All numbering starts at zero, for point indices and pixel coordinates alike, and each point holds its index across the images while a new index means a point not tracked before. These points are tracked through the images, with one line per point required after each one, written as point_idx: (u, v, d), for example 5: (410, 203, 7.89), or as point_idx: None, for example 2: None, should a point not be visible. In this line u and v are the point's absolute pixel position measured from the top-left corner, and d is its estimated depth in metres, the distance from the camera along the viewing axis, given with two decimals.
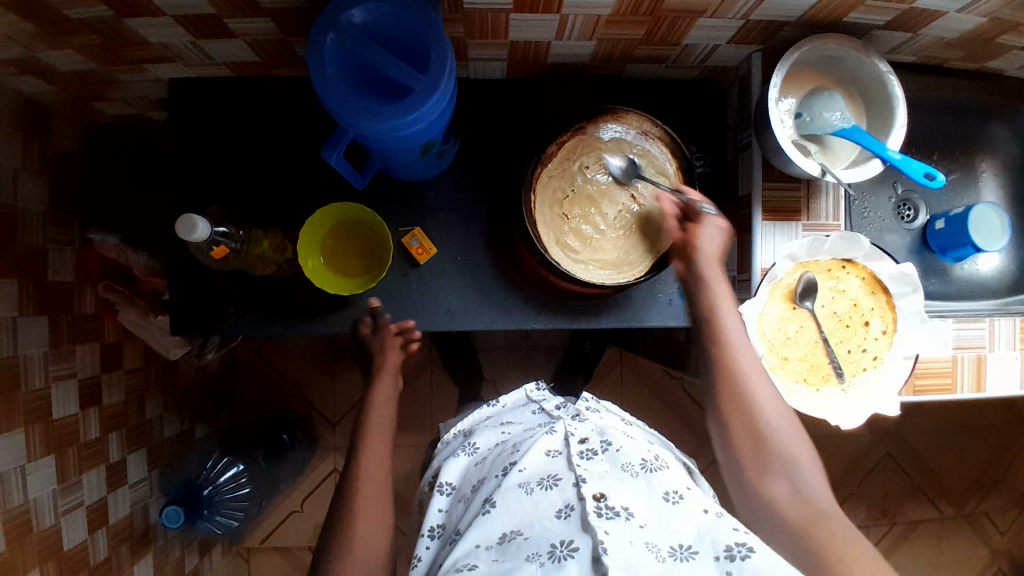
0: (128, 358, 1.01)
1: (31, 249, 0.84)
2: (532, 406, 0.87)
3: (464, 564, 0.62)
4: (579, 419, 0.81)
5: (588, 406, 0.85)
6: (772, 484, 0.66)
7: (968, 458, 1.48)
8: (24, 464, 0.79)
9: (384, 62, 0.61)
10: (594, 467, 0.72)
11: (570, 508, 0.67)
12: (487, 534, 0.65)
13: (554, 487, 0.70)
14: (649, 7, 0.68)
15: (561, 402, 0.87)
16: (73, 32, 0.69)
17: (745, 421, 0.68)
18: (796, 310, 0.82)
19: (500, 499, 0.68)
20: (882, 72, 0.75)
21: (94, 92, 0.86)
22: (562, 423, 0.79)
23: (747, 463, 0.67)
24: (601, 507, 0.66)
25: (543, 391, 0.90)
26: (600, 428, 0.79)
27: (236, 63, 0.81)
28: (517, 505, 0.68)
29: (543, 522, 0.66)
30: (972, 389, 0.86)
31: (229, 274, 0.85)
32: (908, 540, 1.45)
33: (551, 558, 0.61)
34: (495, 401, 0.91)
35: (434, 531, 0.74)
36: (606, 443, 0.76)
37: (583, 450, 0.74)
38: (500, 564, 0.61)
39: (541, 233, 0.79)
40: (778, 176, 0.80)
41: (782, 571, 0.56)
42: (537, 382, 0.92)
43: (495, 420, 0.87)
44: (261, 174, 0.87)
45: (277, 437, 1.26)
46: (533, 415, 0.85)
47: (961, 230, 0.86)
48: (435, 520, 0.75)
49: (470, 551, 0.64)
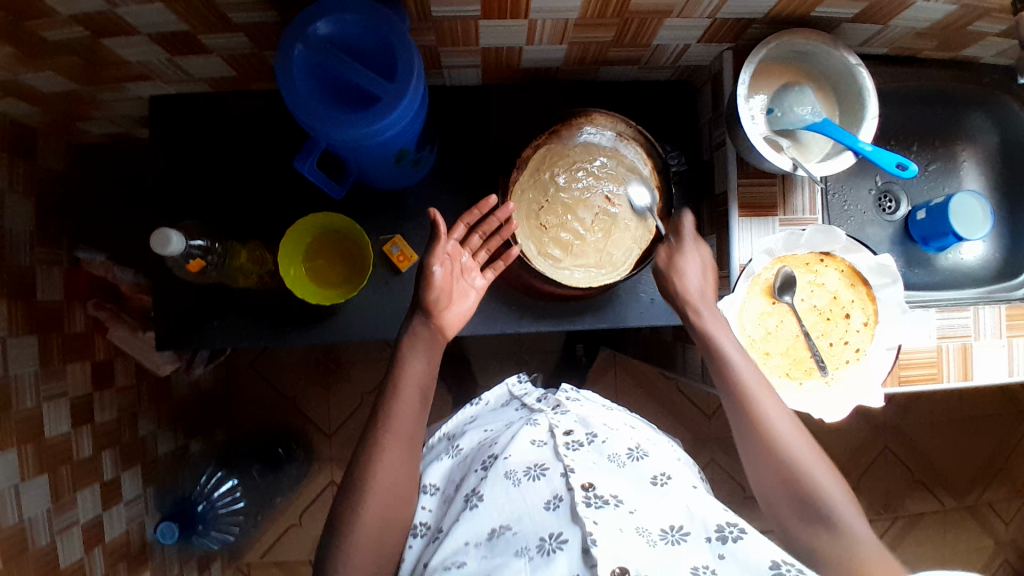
0: (120, 375, 1.02)
1: (20, 269, 0.85)
2: (513, 402, 0.89)
3: (452, 562, 0.63)
4: (560, 410, 0.81)
5: (568, 396, 0.85)
6: (812, 531, 0.62)
7: (968, 449, 1.47)
8: (17, 484, 0.79)
9: (351, 72, 0.62)
10: (581, 457, 0.72)
11: (558, 499, 0.67)
12: (476, 531, 0.65)
13: (542, 477, 0.70)
14: (616, 9, 0.69)
15: (541, 394, 0.88)
16: (52, 53, 0.70)
17: (772, 469, 0.65)
18: (776, 304, 0.82)
19: (486, 492, 0.69)
20: (852, 65, 0.75)
21: (78, 112, 0.87)
22: (544, 415, 0.79)
23: (785, 512, 0.64)
24: (590, 496, 0.65)
25: (523, 385, 0.92)
26: (582, 419, 0.79)
27: (215, 79, 0.83)
28: (504, 497, 0.68)
29: (532, 514, 0.66)
30: (958, 379, 0.85)
31: (214, 287, 0.85)
32: (912, 535, 1.44)
33: (540, 552, 0.61)
34: (478, 400, 0.93)
35: (420, 529, 0.73)
36: (591, 435, 0.76)
37: (568, 441, 0.74)
38: (490, 559, 0.62)
39: (523, 246, 0.80)
40: (752, 171, 0.81)
41: (771, 555, 0.58)
42: (519, 377, 0.94)
43: (479, 420, 0.87)
44: (243, 188, 0.88)
45: (272, 451, 1.28)
46: (515, 411, 0.85)
47: (942, 219, 0.86)
48: (422, 518, 0.74)
49: (459, 549, 0.64)
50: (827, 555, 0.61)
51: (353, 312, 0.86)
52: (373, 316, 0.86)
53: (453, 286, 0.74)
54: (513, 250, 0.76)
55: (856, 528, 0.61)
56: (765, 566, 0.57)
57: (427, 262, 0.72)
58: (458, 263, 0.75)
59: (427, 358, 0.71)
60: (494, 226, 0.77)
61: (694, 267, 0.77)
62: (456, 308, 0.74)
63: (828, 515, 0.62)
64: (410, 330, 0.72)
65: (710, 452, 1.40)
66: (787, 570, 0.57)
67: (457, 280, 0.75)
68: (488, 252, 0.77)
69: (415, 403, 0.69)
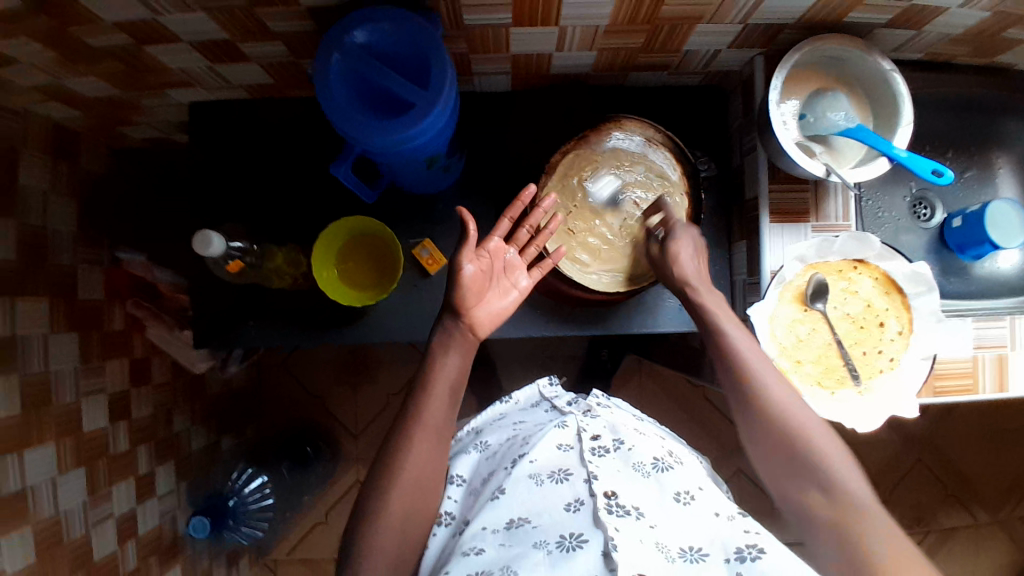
0: (155, 372, 1.04)
1: (63, 268, 0.88)
2: (544, 403, 0.88)
3: (470, 548, 0.63)
4: (590, 415, 0.81)
5: (599, 403, 0.85)
6: (805, 493, 0.63)
7: (1003, 463, 1.43)
8: (55, 476, 0.81)
9: (387, 80, 0.63)
10: (605, 464, 0.72)
11: (579, 503, 0.67)
12: (496, 518, 0.66)
13: (565, 481, 0.70)
14: (646, 15, 0.70)
15: (572, 398, 0.88)
16: (97, 59, 0.73)
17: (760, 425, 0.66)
18: (808, 311, 0.81)
19: (509, 487, 0.69)
20: (886, 71, 0.74)
21: (120, 117, 0.90)
22: (574, 417, 0.79)
23: (778, 478, 0.65)
24: (611, 504, 0.66)
25: (555, 387, 0.91)
26: (611, 426, 0.79)
27: (252, 86, 0.85)
28: (527, 495, 0.68)
29: (551, 513, 0.66)
30: (994, 391, 0.83)
31: (248, 288, 0.87)
32: (945, 551, 1.41)
33: (559, 548, 0.62)
34: (508, 398, 0.93)
35: (445, 518, 0.73)
36: (618, 442, 0.76)
37: (594, 447, 0.74)
38: (507, 548, 0.62)
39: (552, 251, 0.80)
40: (783, 177, 0.80)
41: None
42: (551, 377, 0.93)
43: (509, 419, 0.88)
44: (277, 191, 0.90)
45: (301, 449, 1.29)
46: (545, 412, 0.85)
47: (978, 227, 0.84)
48: (447, 507, 0.75)
49: (477, 533, 0.65)
50: (820, 516, 0.61)
51: (383, 313, 0.88)
52: (402, 318, 0.88)
53: (488, 286, 0.73)
54: (562, 250, 0.77)
55: (852, 489, 0.61)
56: None
57: (455, 261, 0.70)
58: (501, 261, 0.75)
59: (461, 359, 0.70)
60: (539, 219, 0.78)
61: (688, 252, 0.76)
62: (494, 307, 0.73)
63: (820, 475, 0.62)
64: (444, 329, 0.72)
65: (737, 461, 1.38)
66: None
67: (498, 277, 0.75)
68: (536, 248, 0.78)
69: (445, 399, 0.69)
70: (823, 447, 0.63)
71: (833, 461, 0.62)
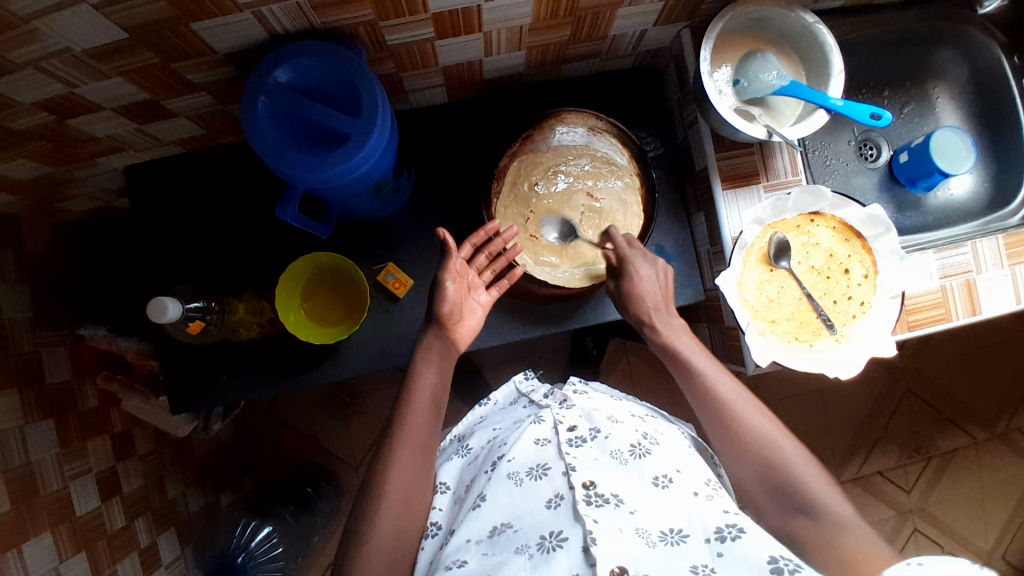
0: (140, 443, 1.02)
1: (26, 356, 0.85)
2: (522, 400, 0.88)
3: (453, 561, 0.63)
4: (566, 406, 0.81)
5: (575, 390, 0.84)
6: (796, 520, 0.63)
7: (987, 379, 1.46)
8: (57, 566, 0.79)
9: (318, 113, 0.63)
10: (583, 455, 0.71)
11: (559, 498, 0.67)
12: (477, 528, 0.66)
13: (544, 477, 0.70)
14: (567, 8, 0.69)
15: (549, 389, 0.87)
16: (21, 140, 0.71)
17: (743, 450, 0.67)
18: (773, 271, 0.82)
19: (490, 493, 0.69)
20: (810, 24, 0.75)
21: (58, 194, 0.87)
22: (550, 412, 0.79)
23: (770, 508, 0.65)
24: (590, 494, 0.66)
25: (531, 381, 0.91)
26: (587, 415, 0.78)
27: (185, 139, 0.83)
28: (507, 498, 0.68)
29: (533, 513, 0.66)
30: (967, 316, 0.84)
31: (219, 344, 0.86)
32: (948, 474, 1.43)
33: (539, 550, 0.61)
34: (487, 400, 0.92)
35: (433, 529, 0.71)
36: (595, 430, 0.75)
37: (572, 438, 0.74)
38: (490, 558, 0.62)
39: (519, 258, 0.80)
40: (729, 144, 0.81)
41: (769, 550, 0.57)
42: (526, 372, 0.93)
43: (488, 420, 0.87)
44: (232, 242, 0.89)
45: (302, 491, 1.29)
46: (523, 409, 0.85)
47: (925, 159, 0.86)
48: (434, 518, 0.72)
49: (460, 546, 0.64)
50: (814, 542, 0.61)
51: (359, 343, 0.86)
52: (380, 346, 0.86)
53: (461, 304, 0.75)
54: (518, 270, 0.77)
55: (838, 513, 0.61)
56: (764, 560, 0.57)
57: (438, 278, 0.73)
58: (465, 282, 0.76)
59: (435, 372, 0.72)
60: (498, 248, 0.78)
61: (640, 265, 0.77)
62: (465, 323, 0.76)
63: (810, 504, 0.62)
64: (424, 343, 0.73)
65: None
66: (784, 564, 0.56)
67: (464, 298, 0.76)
68: (492, 272, 0.78)
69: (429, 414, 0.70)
70: (802, 471, 0.64)
71: (815, 488, 0.63)
